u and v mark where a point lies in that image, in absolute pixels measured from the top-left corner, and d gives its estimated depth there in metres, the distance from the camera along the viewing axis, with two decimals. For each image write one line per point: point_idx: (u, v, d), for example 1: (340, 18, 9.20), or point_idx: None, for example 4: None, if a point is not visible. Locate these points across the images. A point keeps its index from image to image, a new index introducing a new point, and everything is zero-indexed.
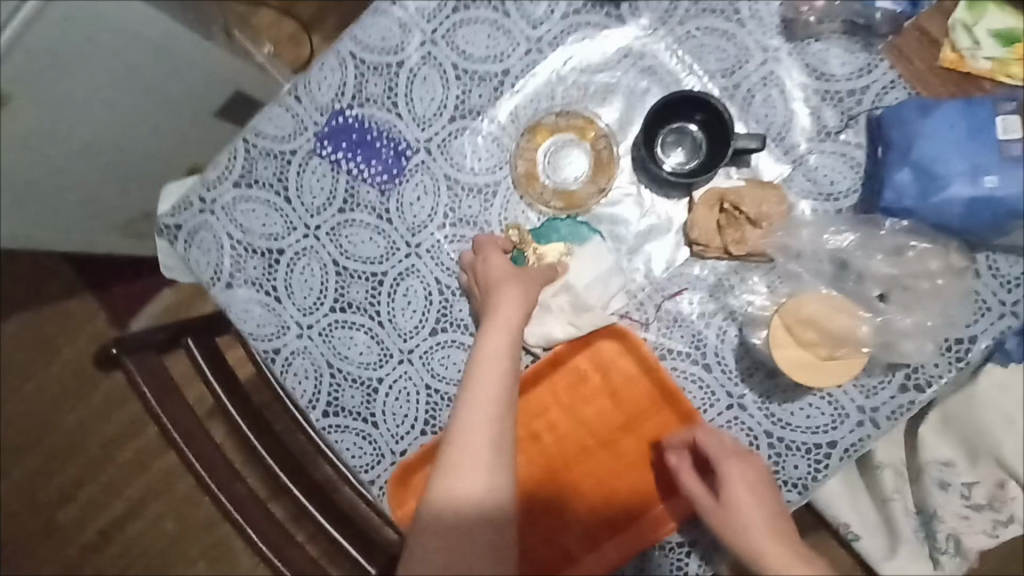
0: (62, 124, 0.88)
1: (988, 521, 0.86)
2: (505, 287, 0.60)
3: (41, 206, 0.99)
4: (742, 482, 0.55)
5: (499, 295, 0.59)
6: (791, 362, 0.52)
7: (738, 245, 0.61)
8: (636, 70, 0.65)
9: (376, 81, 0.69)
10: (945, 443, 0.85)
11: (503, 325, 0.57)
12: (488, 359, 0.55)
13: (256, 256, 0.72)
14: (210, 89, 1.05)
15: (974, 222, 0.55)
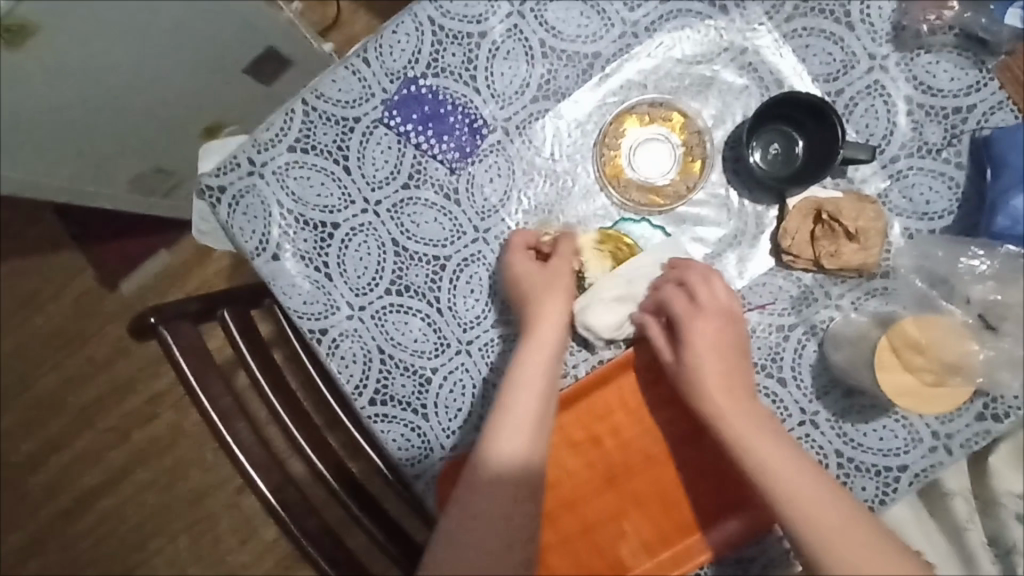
0: (86, 65, 0.81)
1: None
2: (547, 289, 0.60)
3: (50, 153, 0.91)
4: (704, 345, 0.57)
5: (537, 303, 0.60)
6: (896, 389, 0.50)
7: (831, 259, 0.58)
8: (735, 66, 0.62)
9: (454, 51, 0.65)
10: None
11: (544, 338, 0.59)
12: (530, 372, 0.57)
13: (307, 227, 0.67)
14: (244, 43, 0.98)
15: None
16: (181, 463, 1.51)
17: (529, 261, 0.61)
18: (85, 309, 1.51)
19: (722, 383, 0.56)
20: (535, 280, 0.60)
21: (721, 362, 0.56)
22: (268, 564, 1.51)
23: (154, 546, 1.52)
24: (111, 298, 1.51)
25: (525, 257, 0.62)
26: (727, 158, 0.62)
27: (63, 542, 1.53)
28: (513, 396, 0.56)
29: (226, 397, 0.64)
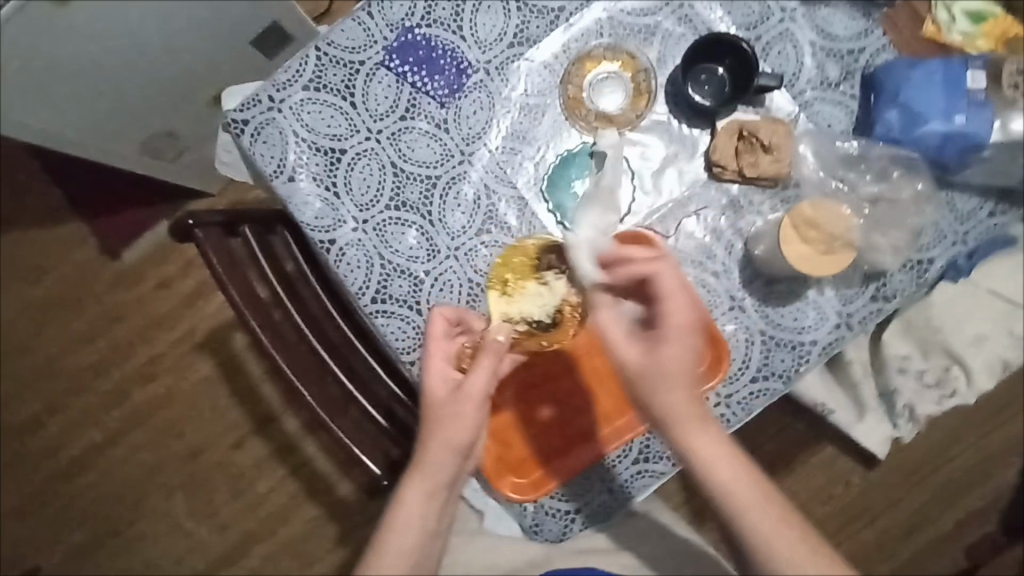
0: (112, 17, 0.90)
1: (936, 393, 0.84)
2: (456, 412, 0.62)
3: (68, 98, 0.98)
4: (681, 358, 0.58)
5: (438, 418, 0.62)
6: (795, 257, 0.64)
7: (751, 168, 0.72)
8: (674, 17, 0.76)
9: (444, 5, 0.78)
10: (904, 341, 0.84)
11: (455, 416, 0.62)
12: (436, 453, 0.60)
13: (318, 153, 0.78)
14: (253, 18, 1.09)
15: (946, 153, 0.70)
16: (176, 425, 1.54)
17: (436, 371, 0.64)
18: (81, 278, 1.55)
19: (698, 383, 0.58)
20: (448, 396, 0.62)
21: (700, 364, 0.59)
22: (259, 525, 1.52)
23: (150, 503, 1.54)
24: (112, 266, 1.54)
25: (439, 355, 0.65)
26: (668, 92, 0.76)
27: (58, 505, 1.55)
28: (404, 493, 0.59)
29: (245, 293, 0.77)
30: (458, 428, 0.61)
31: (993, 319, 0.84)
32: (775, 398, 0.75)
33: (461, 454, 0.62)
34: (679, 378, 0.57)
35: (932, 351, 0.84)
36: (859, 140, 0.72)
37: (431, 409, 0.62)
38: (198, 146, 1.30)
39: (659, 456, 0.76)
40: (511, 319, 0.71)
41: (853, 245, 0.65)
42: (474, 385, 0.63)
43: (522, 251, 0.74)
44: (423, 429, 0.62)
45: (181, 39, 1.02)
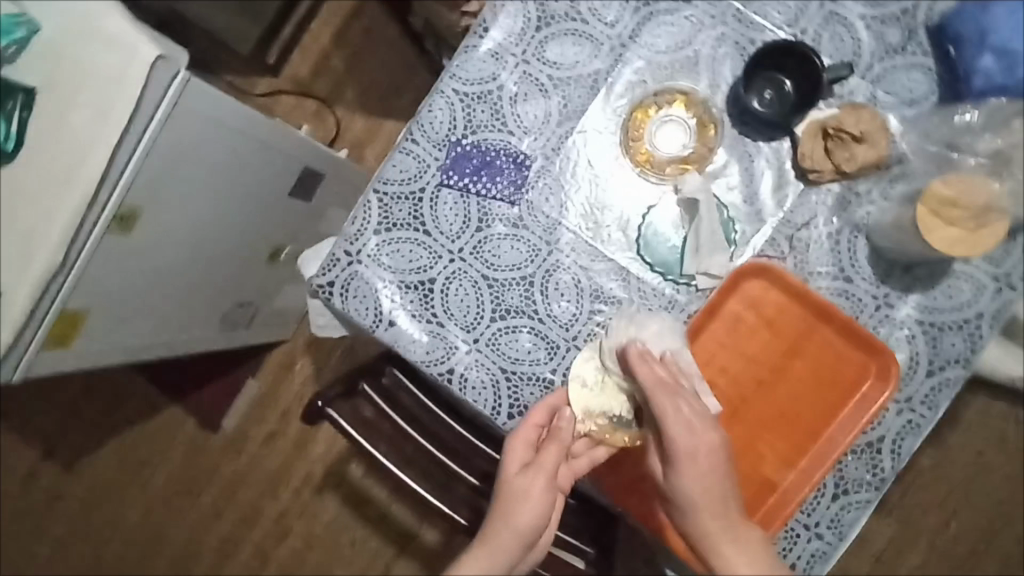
0: (172, 223, 0.92)
1: None
2: (524, 491, 0.62)
3: (151, 311, 1.00)
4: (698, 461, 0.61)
5: (512, 498, 0.62)
6: (946, 243, 0.59)
7: (850, 162, 0.69)
8: (711, 40, 0.73)
9: (482, 108, 0.77)
10: None
11: (523, 494, 0.62)
12: (502, 522, 0.61)
13: (410, 290, 0.77)
14: (286, 170, 1.11)
15: None
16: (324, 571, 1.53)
17: (515, 454, 0.65)
18: (193, 459, 1.57)
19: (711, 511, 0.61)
20: (519, 472, 0.64)
21: (716, 480, 0.61)
22: None
23: None
24: (216, 438, 1.56)
25: (523, 446, 0.66)
26: (732, 114, 0.73)
27: None
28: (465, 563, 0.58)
29: (390, 451, 0.75)
30: (532, 509, 0.61)
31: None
32: (960, 386, 0.69)
33: (531, 536, 0.61)
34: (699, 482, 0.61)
35: None
36: (977, 108, 0.66)
37: (505, 489, 0.63)
38: (267, 303, 1.32)
39: (857, 483, 0.70)
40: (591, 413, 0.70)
41: (1005, 206, 0.59)
42: (548, 462, 0.64)
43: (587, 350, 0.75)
44: (494, 511, 0.62)
45: (231, 218, 1.04)
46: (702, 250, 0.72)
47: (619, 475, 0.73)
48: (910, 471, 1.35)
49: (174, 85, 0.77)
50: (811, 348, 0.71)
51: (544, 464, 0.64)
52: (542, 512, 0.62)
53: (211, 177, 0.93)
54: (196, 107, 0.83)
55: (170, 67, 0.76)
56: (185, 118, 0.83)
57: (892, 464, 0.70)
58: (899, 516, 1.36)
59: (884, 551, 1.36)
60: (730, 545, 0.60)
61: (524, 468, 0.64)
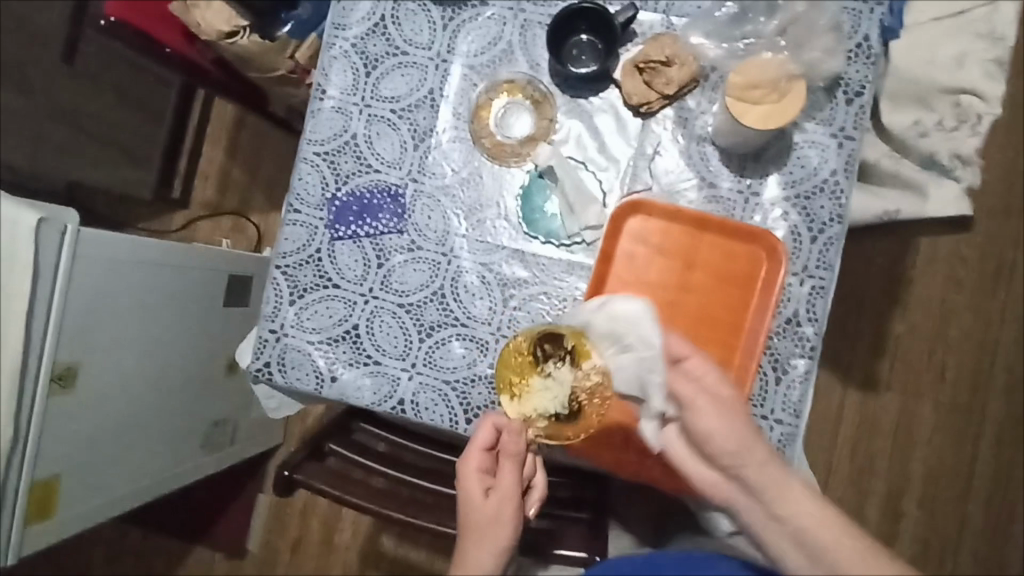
0: (111, 370, 0.95)
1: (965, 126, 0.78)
2: (494, 516, 0.61)
3: (129, 456, 1.03)
4: (729, 405, 0.58)
5: (475, 526, 0.61)
6: (761, 119, 0.65)
7: (669, 86, 0.75)
8: (517, 27, 0.80)
9: (345, 159, 0.83)
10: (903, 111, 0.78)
11: (492, 519, 0.61)
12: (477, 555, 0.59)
13: (339, 342, 0.82)
14: (213, 283, 1.16)
15: None
16: None
17: (472, 488, 0.62)
18: None
19: (753, 447, 0.55)
20: (484, 499, 0.62)
21: (737, 414, 0.57)
22: None
23: None
24: (249, 562, 1.56)
25: (475, 470, 0.63)
26: (558, 84, 0.79)
27: None
28: None
29: (370, 494, 0.78)
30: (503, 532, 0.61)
31: (964, 36, 0.77)
32: (843, 240, 0.75)
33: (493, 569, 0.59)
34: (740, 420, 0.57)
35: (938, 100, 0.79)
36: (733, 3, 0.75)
37: (473, 517, 0.61)
38: (244, 416, 1.34)
39: (791, 360, 0.75)
40: (529, 418, 0.67)
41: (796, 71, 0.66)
42: (507, 483, 0.63)
43: (515, 349, 0.70)
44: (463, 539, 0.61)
45: (176, 342, 1.08)
46: (576, 208, 0.78)
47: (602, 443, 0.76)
48: (889, 342, 1.39)
49: (66, 240, 0.82)
50: (704, 256, 0.76)
51: (503, 496, 0.62)
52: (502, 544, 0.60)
53: (139, 314, 0.98)
54: (96, 254, 0.88)
55: (56, 225, 0.80)
56: (87, 267, 0.87)
57: (814, 333, 0.75)
58: (898, 388, 1.39)
59: (897, 425, 1.39)
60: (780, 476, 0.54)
61: (489, 495, 0.62)
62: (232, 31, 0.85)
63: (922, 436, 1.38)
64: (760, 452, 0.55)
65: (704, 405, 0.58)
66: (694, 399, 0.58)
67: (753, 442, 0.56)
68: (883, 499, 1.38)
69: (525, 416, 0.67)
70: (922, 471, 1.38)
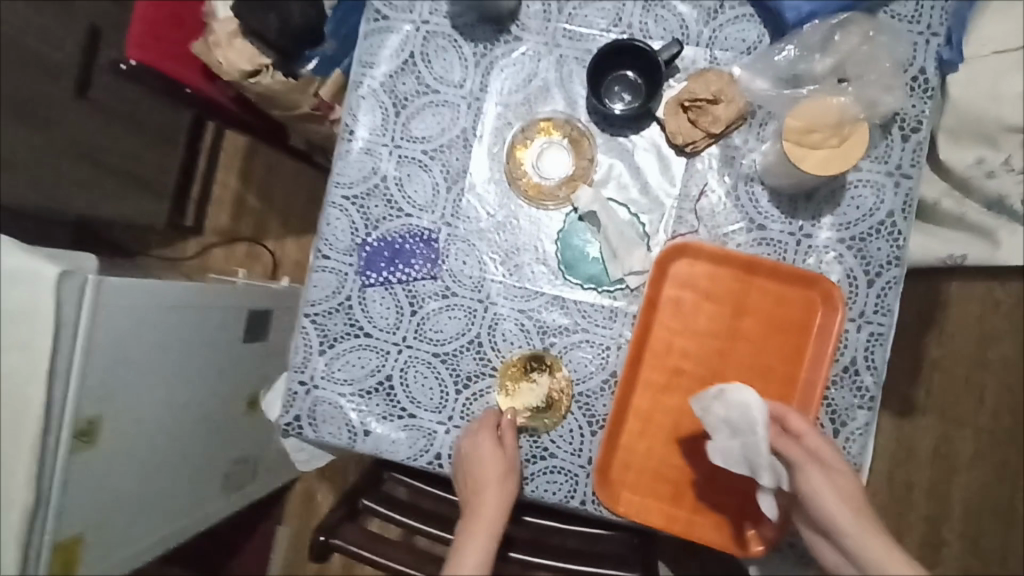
0: (132, 418, 0.92)
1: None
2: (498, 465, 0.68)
3: (150, 505, 1.00)
4: (835, 475, 0.59)
5: (484, 479, 0.67)
6: (821, 164, 0.62)
7: (715, 124, 0.72)
8: (553, 64, 0.77)
9: (375, 203, 0.79)
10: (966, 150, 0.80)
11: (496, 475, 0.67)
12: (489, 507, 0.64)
13: (372, 395, 0.78)
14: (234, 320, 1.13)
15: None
16: None
17: (484, 447, 0.69)
18: None
19: (856, 514, 0.56)
20: (491, 453, 0.69)
21: (842, 483, 0.58)
22: None
23: None
24: None
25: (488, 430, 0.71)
26: (597, 121, 0.76)
27: None
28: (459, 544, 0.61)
29: (409, 557, 0.75)
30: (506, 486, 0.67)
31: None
32: (901, 284, 0.71)
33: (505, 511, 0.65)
34: (846, 489, 0.58)
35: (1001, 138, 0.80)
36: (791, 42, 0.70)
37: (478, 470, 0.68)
38: (264, 452, 1.31)
39: (850, 411, 0.72)
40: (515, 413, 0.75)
41: (857, 114, 0.62)
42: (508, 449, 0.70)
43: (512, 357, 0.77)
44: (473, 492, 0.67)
45: (198, 384, 1.05)
46: (620, 253, 0.74)
47: (654, 499, 0.74)
48: (925, 365, 1.36)
49: (87, 293, 0.78)
50: (754, 302, 0.73)
51: (508, 451, 0.70)
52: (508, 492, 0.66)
53: (162, 359, 0.95)
54: (119, 304, 0.84)
55: (78, 278, 0.77)
56: (109, 317, 0.83)
57: (873, 382, 0.72)
58: (934, 412, 1.36)
59: (935, 451, 1.35)
60: (885, 545, 0.54)
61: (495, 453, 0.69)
62: (255, 70, 0.82)
63: (962, 462, 1.34)
64: (867, 521, 0.56)
65: (811, 466, 0.60)
66: (803, 465, 0.60)
67: (860, 511, 0.56)
68: (921, 527, 1.34)
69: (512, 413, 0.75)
70: (962, 498, 1.34)
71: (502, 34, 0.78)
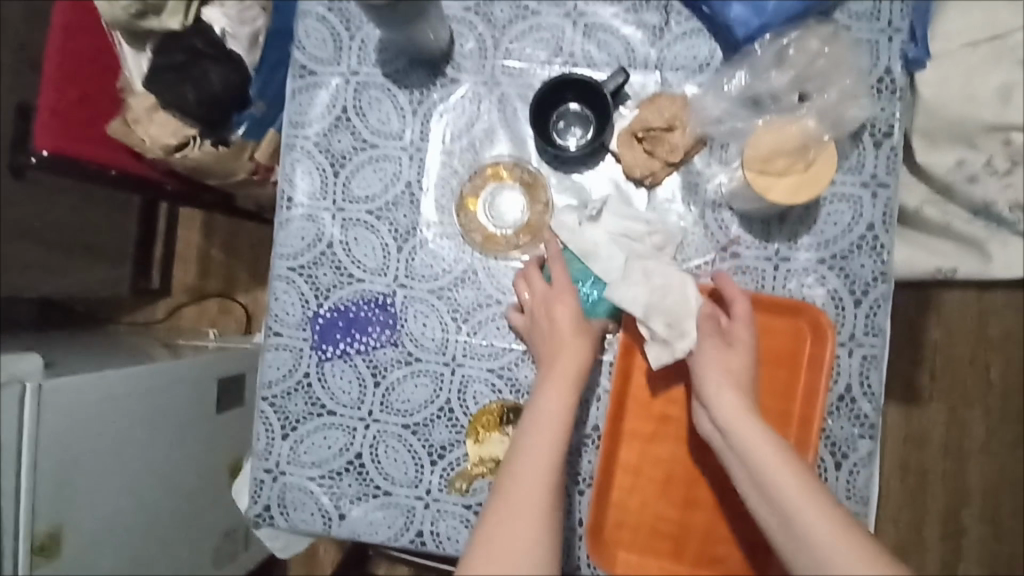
0: (100, 516, 0.87)
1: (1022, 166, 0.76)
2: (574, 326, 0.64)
3: None
4: (724, 370, 0.62)
5: (558, 332, 0.64)
6: (791, 193, 0.57)
7: (673, 153, 0.67)
8: (496, 103, 0.72)
9: (323, 271, 0.74)
10: (943, 149, 0.76)
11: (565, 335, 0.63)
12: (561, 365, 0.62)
13: (342, 475, 0.73)
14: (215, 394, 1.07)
15: None
16: None
17: (539, 289, 0.67)
18: None
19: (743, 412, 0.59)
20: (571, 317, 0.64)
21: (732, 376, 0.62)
22: None
23: None
24: None
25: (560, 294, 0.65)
26: (548, 161, 0.71)
27: None
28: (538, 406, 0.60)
29: None
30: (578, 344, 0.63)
31: (1005, 60, 0.74)
32: (891, 301, 0.66)
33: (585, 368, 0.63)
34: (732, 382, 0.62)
35: (981, 136, 0.76)
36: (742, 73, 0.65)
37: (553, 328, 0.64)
38: None
39: (852, 443, 0.66)
40: (483, 459, 0.71)
41: (821, 135, 0.58)
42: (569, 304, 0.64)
43: (487, 409, 0.71)
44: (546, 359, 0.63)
45: (176, 467, 0.99)
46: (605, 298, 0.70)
47: (655, 557, 0.68)
48: (927, 352, 1.31)
49: (28, 402, 0.74)
50: None
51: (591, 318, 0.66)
52: (590, 345, 0.64)
53: (129, 450, 0.90)
54: (69, 405, 0.79)
55: (14, 387, 0.73)
56: (59, 421, 0.79)
57: (874, 409, 0.66)
58: (942, 398, 1.31)
59: (947, 437, 1.30)
60: (766, 439, 0.57)
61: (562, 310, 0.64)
62: (182, 142, 0.77)
63: (976, 444, 1.29)
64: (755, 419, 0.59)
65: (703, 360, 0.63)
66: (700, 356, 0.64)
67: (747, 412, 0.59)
68: (941, 517, 1.30)
69: (478, 458, 0.71)
70: (980, 483, 1.29)
71: (438, 78, 0.73)
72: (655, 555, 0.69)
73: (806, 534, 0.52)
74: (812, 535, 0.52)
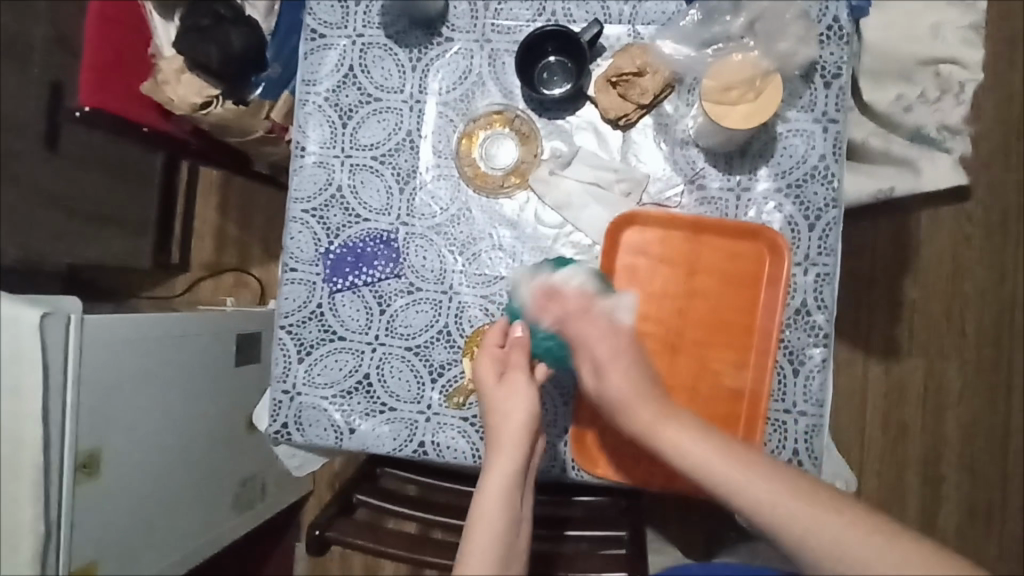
0: (132, 447, 0.95)
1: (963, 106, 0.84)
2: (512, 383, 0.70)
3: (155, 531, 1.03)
4: None
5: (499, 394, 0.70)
6: (743, 119, 0.65)
7: (644, 96, 0.75)
8: (486, 57, 0.80)
9: (333, 212, 0.82)
10: (894, 92, 0.84)
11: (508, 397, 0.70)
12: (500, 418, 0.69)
13: (352, 394, 0.81)
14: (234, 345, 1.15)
15: None
16: None
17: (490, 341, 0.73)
18: None
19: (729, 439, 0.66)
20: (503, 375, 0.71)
21: None
22: None
23: None
24: None
25: (489, 362, 0.72)
26: (535, 109, 0.79)
27: None
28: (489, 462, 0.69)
29: (405, 542, 0.77)
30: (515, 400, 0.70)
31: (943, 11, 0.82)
32: (841, 224, 0.74)
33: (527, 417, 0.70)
34: None
35: (925, 80, 0.83)
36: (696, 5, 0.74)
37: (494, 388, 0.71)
38: (272, 470, 1.32)
39: (806, 351, 0.74)
40: None
41: (771, 69, 0.65)
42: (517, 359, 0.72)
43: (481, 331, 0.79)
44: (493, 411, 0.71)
45: (199, 409, 1.08)
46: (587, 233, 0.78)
47: (635, 459, 0.76)
48: (905, 307, 1.38)
49: (71, 330, 0.82)
50: (705, 259, 0.75)
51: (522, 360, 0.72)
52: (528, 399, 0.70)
53: (158, 388, 0.98)
54: (105, 340, 0.88)
55: (59, 317, 0.81)
56: (95, 354, 0.87)
57: (827, 320, 0.74)
58: (921, 350, 1.37)
59: (926, 387, 1.37)
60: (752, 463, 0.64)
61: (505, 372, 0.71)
62: (206, 101, 0.86)
63: (953, 393, 1.36)
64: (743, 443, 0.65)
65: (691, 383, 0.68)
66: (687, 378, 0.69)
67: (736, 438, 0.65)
68: (922, 464, 1.36)
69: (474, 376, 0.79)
70: (957, 429, 1.36)
71: (435, 37, 0.81)
72: (634, 459, 0.76)
73: (796, 539, 0.60)
74: (821, 552, 0.59)
